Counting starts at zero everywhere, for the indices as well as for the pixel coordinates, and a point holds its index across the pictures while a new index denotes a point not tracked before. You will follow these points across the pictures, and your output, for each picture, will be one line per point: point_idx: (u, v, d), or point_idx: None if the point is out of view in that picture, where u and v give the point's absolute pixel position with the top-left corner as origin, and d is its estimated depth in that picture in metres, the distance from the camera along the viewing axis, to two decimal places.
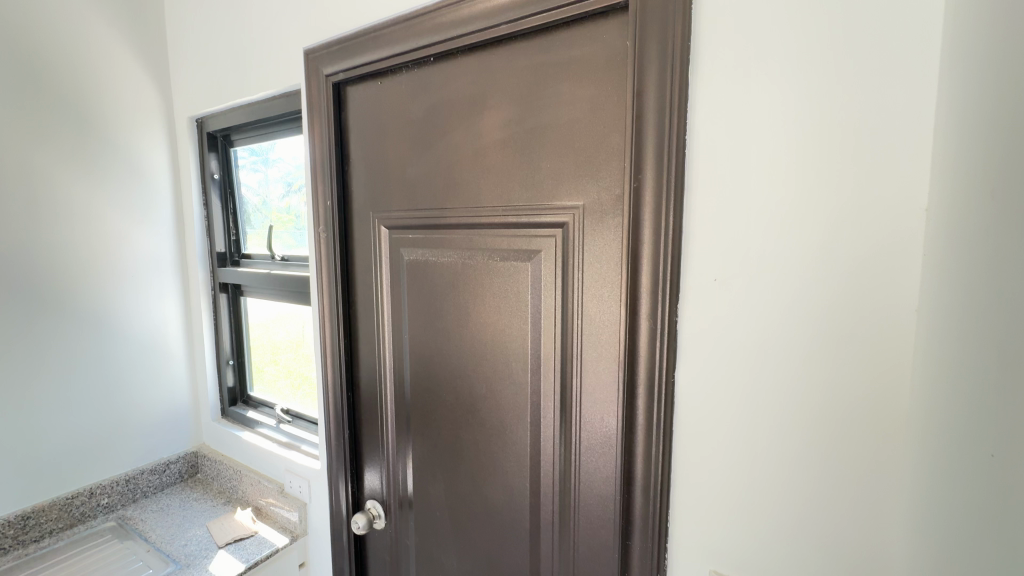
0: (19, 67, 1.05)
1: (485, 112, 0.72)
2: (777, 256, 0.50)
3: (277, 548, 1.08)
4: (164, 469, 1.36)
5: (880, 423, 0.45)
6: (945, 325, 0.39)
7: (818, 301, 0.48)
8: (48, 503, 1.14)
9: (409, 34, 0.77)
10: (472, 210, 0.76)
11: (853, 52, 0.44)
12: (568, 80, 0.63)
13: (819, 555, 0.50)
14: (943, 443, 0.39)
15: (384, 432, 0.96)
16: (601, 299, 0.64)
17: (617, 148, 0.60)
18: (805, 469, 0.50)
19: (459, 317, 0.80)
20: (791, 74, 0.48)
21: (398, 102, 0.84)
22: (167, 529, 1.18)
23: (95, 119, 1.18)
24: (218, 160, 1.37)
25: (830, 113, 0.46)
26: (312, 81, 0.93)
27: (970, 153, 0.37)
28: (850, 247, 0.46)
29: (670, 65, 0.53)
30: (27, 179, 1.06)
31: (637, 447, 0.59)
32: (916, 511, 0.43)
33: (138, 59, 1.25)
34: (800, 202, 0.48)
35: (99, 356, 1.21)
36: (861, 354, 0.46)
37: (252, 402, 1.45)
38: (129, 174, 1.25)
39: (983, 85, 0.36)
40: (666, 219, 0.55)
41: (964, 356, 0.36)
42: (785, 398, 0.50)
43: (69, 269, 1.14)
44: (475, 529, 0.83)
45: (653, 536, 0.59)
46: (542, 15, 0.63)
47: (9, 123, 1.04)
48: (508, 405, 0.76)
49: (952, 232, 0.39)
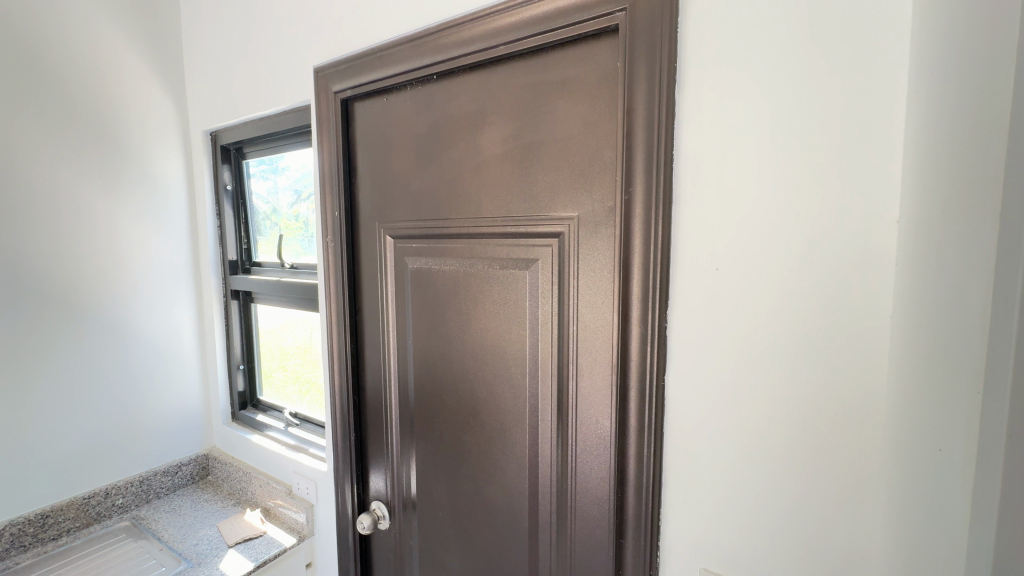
0: (44, 85, 1.10)
1: (485, 128, 0.76)
2: (760, 267, 0.52)
3: (285, 548, 1.11)
4: (176, 471, 1.40)
5: (860, 425, 0.47)
6: (914, 331, 0.42)
7: (800, 308, 0.50)
8: (67, 502, 1.18)
9: (413, 53, 0.81)
10: (473, 220, 0.79)
11: (828, 73, 0.47)
12: (563, 97, 0.67)
13: (805, 554, 0.52)
14: (920, 444, 0.40)
15: (388, 434, 0.99)
16: (595, 305, 0.66)
17: (609, 163, 0.63)
18: (790, 470, 0.52)
19: (460, 323, 0.83)
20: (770, 94, 0.51)
21: (403, 117, 0.88)
22: (179, 528, 1.22)
23: (115, 135, 1.24)
24: (230, 172, 1.42)
25: (809, 130, 0.48)
26: (321, 97, 0.98)
27: (932, 174, 0.40)
28: (827, 258, 0.48)
29: (658, 85, 0.56)
30: (52, 192, 1.12)
31: (630, 448, 0.61)
32: (895, 510, 0.45)
33: (156, 77, 1.32)
34: (781, 215, 0.51)
35: (116, 360, 1.26)
36: (842, 358, 0.48)
37: (261, 406, 1.49)
38: (147, 187, 1.30)
39: (943, 111, 0.39)
40: (655, 229, 0.58)
41: (932, 361, 0.39)
42: (768, 401, 0.53)
43: (90, 277, 1.19)
44: (476, 529, 0.85)
45: (645, 534, 0.62)
46: (538, 37, 0.66)
47: (34, 138, 1.09)
48: (507, 408, 0.78)
49: (919, 246, 0.41)
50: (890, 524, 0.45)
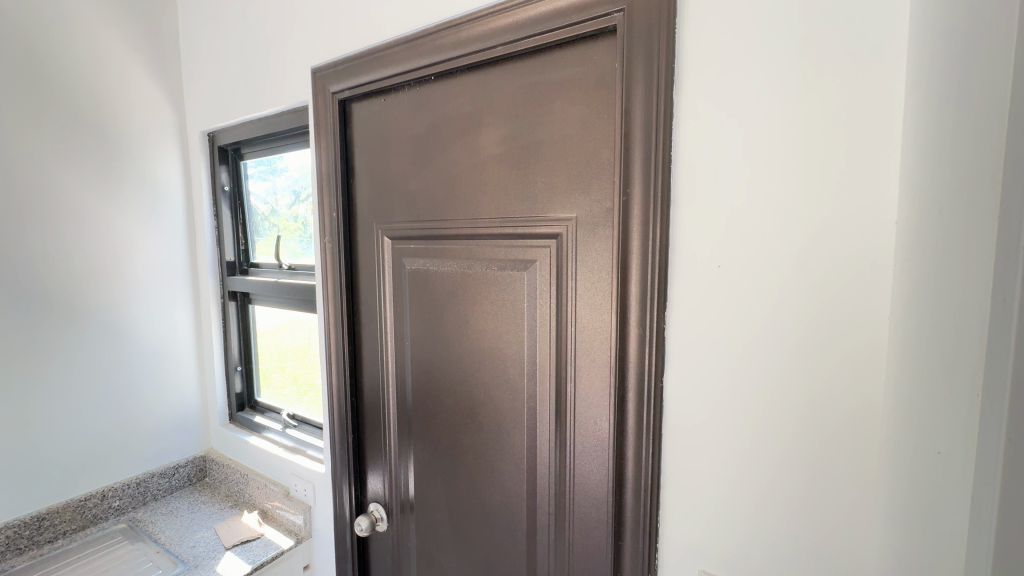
0: (40, 85, 1.10)
1: (483, 128, 0.76)
2: (759, 268, 0.52)
3: (282, 550, 1.11)
4: (173, 472, 1.40)
5: (858, 426, 0.47)
6: (913, 333, 0.41)
7: (798, 309, 0.50)
8: (63, 504, 1.17)
9: (412, 54, 0.81)
10: (471, 221, 0.79)
11: (827, 73, 0.47)
12: (561, 98, 0.67)
13: (805, 556, 0.51)
14: (918, 445, 0.40)
15: (386, 436, 0.99)
16: (594, 307, 0.66)
17: (607, 163, 0.63)
18: (789, 472, 0.52)
19: (458, 324, 0.83)
20: (768, 95, 0.50)
21: (401, 118, 0.87)
22: (176, 530, 1.21)
23: (112, 135, 1.23)
24: (228, 173, 1.42)
25: (807, 130, 0.48)
26: (319, 98, 0.97)
27: (930, 175, 0.40)
28: (826, 260, 0.48)
29: (656, 86, 0.56)
30: (48, 193, 1.12)
31: (628, 449, 0.61)
32: (892, 510, 0.44)
33: (153, 77, 1.31)
34: (780, 216, 0.50)
35: (113, 361, 1.25)
36: (841, 359, 0.48)
37: (259, 407, 1.48)
38: (144, 187, 1.30)
39: (942, 112, 0.38)
40: (654, 230, 0.58)
41: (931, 363, 0.39)
42: (767, 403, 0.53)
43: (87, 278, 1.19)
44: (474, 532, 0.85)
45: (644, 536, 0.61)
46: (536, 37, 0.66)
47: (30, 138, 1.09)
48: (506, 410, 0.78)
49: (917, 247, 0.41)
50: (887, 525, 0.45)
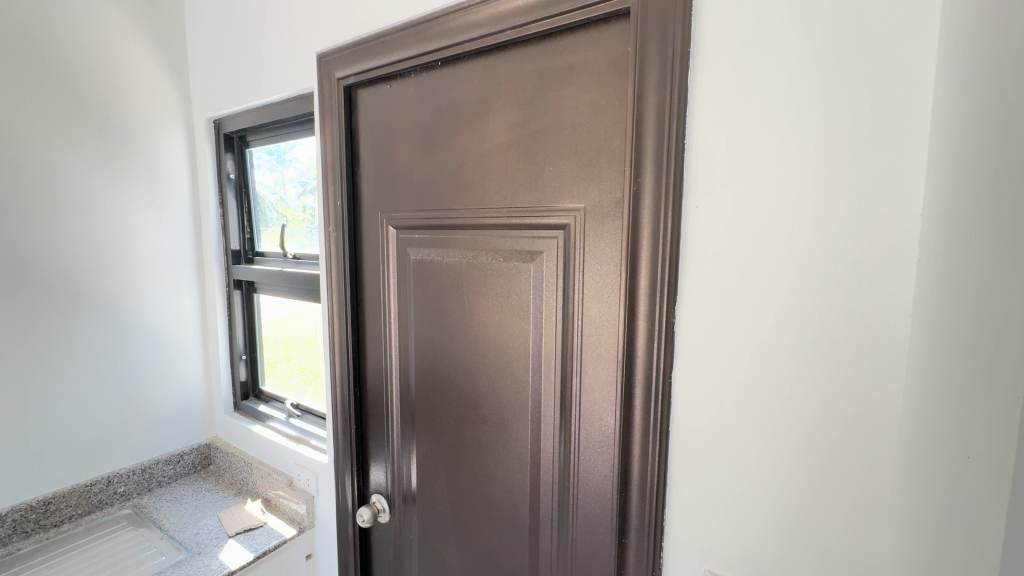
0: (45, 72, 1.10)
1: (490, 116, 0.74)
2: (774, 263, 0.50)
3: (285, 539, 1.11)
4: (178, 460, 1.41)
5: (872, 424, 0.46)
6: (942, 334, 0.39)
7: (814, 304, 0.48)
8: (70, 489, 1.19)
9: (417, 38, 0.79)
10: (477, 211, 0.77)
11: (852, 59, 0.45)
12: (569, 85, 0.65)
13: (814, 559, 0.50)
14: (944, 449, 0.38)
15: (390, 427, 0.98)
16: (602, 299, 0.65)
17: (618, 152, 0.61)
18: (799, 472, 0.50)
19: (462, 315, 0.82)
20: (785, 84, 0.48)
21: (406, 105, 0.86)
22: (180, 517, 1.22)
23: (118, 122, 1.23)
24: (234, 161, 1.41)
25: (827, 115, 0.46)
26: (325, 85, 0.96)
27: (964, 169, 0.38)
28: (844, 259, 0.46)
29: (669, 71, 0.54)
30: (52, 179, 1.12)
31: (634, 447, 0.60)
32: (909, 516, 0.43)
33: (159, 63, 1.30)
34: (799, 209, 0.48)
35: (118, 347, 1.26)
36: (854, 360, 0.46)
37: (263, 396, 1.49)
38: (149, 174, 1.29)
39: (974, 103, 0.37)
40: (665, 221, 0.56)
41: (960, 366, 0.37)
42: (781, 404, 0.51)
43: (91, 264, 1.19)
44: (475, 525, 0.84)
45: (649, 535, 0.60)
46: (545, 22, 0.64)
47: (36, 124, 1.09)
48: (509, 401, 0.77)
49: (943, 244, 0.39)
50: (903, 529, 0.44)
